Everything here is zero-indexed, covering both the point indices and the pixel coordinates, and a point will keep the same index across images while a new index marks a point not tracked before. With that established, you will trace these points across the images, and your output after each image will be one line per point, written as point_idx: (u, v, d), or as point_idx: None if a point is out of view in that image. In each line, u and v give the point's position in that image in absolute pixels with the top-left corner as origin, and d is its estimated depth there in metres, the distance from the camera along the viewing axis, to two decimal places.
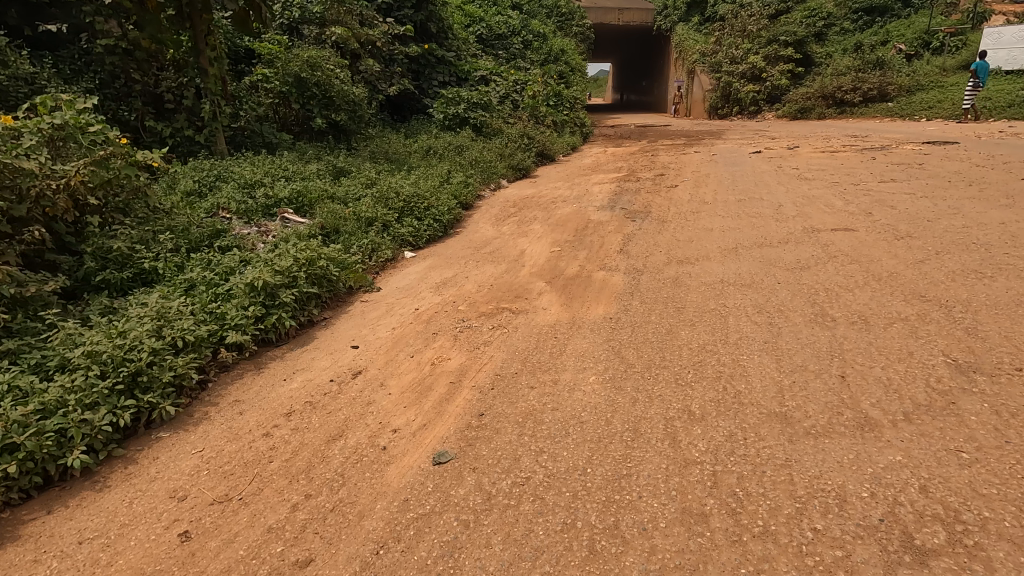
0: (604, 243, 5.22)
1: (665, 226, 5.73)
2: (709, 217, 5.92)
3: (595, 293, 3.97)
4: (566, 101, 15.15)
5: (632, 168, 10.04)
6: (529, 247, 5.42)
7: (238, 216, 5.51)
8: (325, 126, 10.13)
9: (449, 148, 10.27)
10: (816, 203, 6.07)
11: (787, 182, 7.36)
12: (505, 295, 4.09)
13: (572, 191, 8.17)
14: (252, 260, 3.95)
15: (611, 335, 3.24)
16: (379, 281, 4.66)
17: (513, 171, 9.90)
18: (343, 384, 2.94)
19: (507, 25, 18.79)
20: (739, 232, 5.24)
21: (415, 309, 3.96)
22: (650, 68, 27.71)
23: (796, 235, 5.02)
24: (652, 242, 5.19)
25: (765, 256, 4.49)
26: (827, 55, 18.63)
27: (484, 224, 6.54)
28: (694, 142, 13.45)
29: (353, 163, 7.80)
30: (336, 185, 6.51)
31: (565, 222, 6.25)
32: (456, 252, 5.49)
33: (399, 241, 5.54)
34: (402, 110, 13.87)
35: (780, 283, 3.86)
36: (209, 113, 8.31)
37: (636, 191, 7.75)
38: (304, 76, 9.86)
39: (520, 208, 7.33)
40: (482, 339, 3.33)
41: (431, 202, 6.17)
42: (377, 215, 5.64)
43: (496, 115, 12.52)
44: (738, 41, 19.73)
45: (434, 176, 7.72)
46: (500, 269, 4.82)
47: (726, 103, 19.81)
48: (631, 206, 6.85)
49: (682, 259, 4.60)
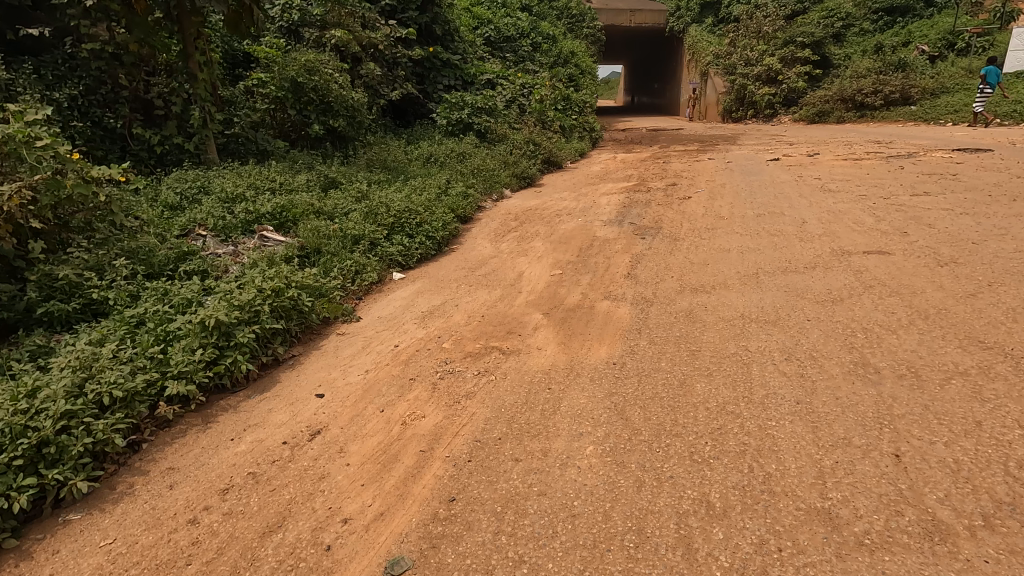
0: (610, 266, 4.76)
1: (677, 245, 5.25)
2: (726, 234, 5.43)
3: (597, 330, 3.51)
4: (575, 105, 14.69)
5: (643, 177, 9.55)
6: (529, 269, 4.97)
7: (215, 234, 5.13)
8: (322, 133, 9.77)
9: (451, 155, 9.86)
10: (843, 219, 5.56)
11: (810, 195, 6.84)
12: (496, 329, 3.63)
13: (578, 202, 7.72)
14: (213, 290, 3.54)
15: (614, 389, 2.77)
16: (360, 309, 4.23)
17: (518, 179, 9.45)
18: (297, 448, 2.50)
19: (516, 27, 18.36)
20: (760, 254, 4.75)
21: (394, 347, 3.52)
22: (662, 70, 27.16)
23: (823, 258, 4.52)
24: (663, 264, 4.72)
25: (790, 285, 4.00)
26: (846, 57, 18.00)
27: (482, 240, 6.09)
28: (708, 148, 12.93)
29: (347, 173, 7.40)
30: (324, 198, 6.10)
31: (569, 239, 5.80)
32: (449, 273, 5.05)
33: (387, 261, 5.11)
34: (406, 114, 13.50)
35: (810, 321, 3.37)
36: (198, 120, 7.99)
37: (646, 203, 7.27)
38: (301, 81, 9.49)
39: (522, 221, 6.88)
40: (465, 390, 2.88)
41: (424, 216, 5.73)
42: (363, 233, 5.21)
43: (502, 120, 12.09)
44: (753, 43, 19.14)
45: (432, 187, 7.29)
46: (495, 295, 4.37)
47: (741, 106, 19.22)
48: (641, 220, 6.37)
49: (697, 286, 4.12)
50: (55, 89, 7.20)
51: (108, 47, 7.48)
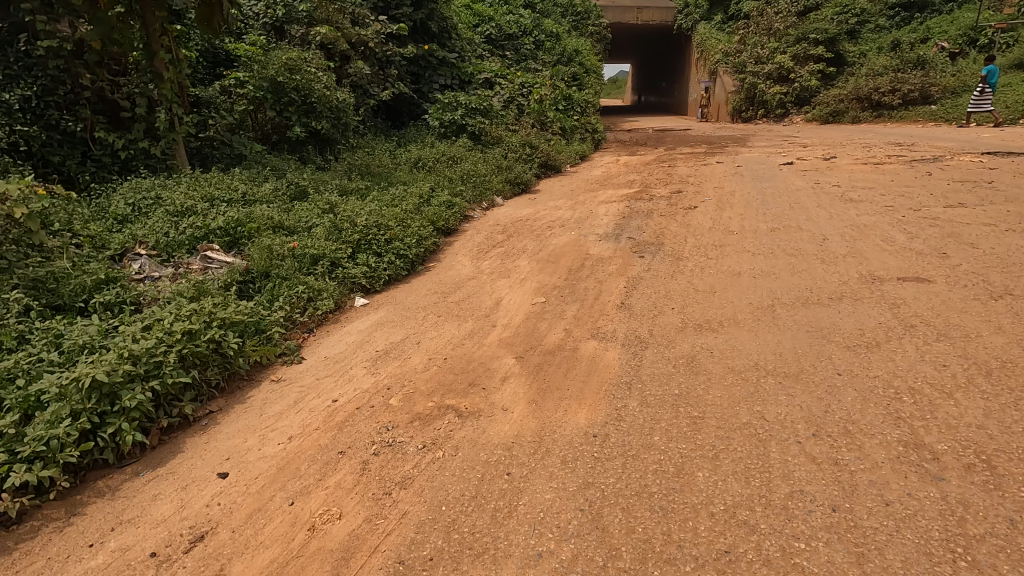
0: (603, 292, 4.13)
1: (680, 267, 4.61)
2: (737, 254, 4.78)
3: (578, 383, 2.87)
4: (577, 104, 14.01)
5: (646, 182, 8.90)
6: (509, 295, 4.34)
7: (156, 253, 4.55)
8: (304, 135, 9.20)
9: (441, 159, 9.26)
10: (869, 236, 4.89)
11: (829, 206, 6.16)
12: (457, 379, 3.00)
13: (574, 212, 7.10)
14: (114, 332, 2.95)
15: (591, 478, 2.14)
16: (306, 348, 3.63)
17: (511, 186, 8.82)
18: (165, 565, 1.91)
19: (518, 25, 17.75)
20: (777, 279, 4.10)
21: (331, 404, 2.89)
22: (670, 69, 26.40)
23: (850, 286, 3.86)
24: (665, 290, 4.08)
25: (814, 323, 3.35)
26: (861, 54, 17.22)
27: (462, 257, 5.48)
28: (717, 151, 12.22)
29: (322, 180, 6.82)
30: (288, 211, 5.51)
31: (558, 257, 5.16)
32: (419, 299, 4.43)
33: (350, 285, 4.50)
34: (401, 115, 12.98)
35: (842, 376, 2.71)
36: (165, 123, 7.47)
37: (647, 214, 6.62)
38: (281, 81, 8.93)
39: (510, 234, 6.25)
40: (400, 475, 2.26)
41: (395, 232, 5.11)
42: (322, 251, 4.61)
43: (498, 122, 11.46)
44: (763, 40, 18.38)
45: (413, 196, 6.68)
46: (465, 329, 3.74)
47: (751, 105, 18.46)
48: (640, 235, 5.73)
49: (702, 323, 3.47)
50: (7, 90, 6.67)
51: (67, 44, 6.95)
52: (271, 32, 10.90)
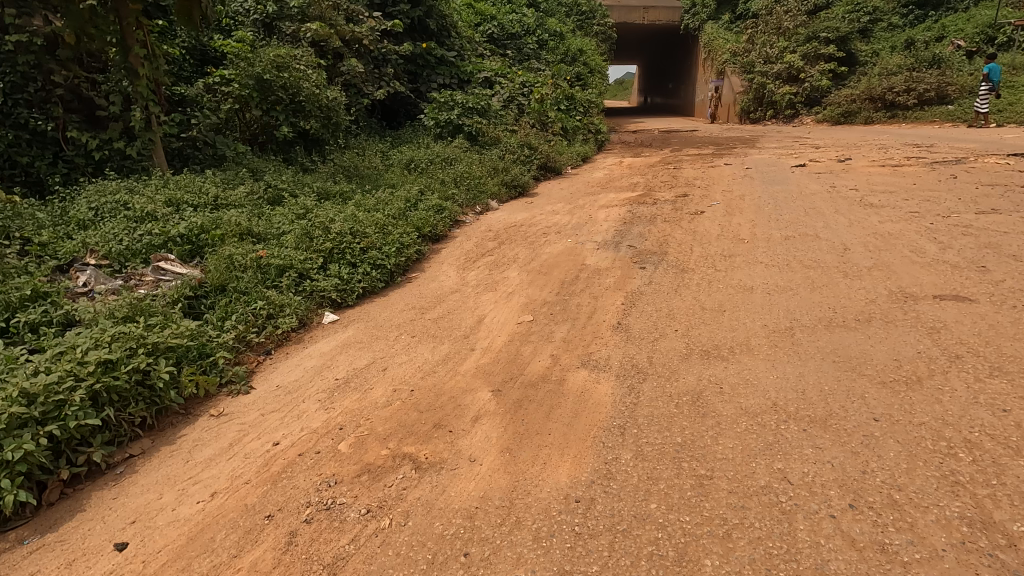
0: (599, 310, 3.67)
1: (685, 280, 4.15)
2: (750, 266, 4.31)
3: (562, 426, 2.41)
4: (580, 104, 13.55)
5: (650, 185, 8.43)
6: (493, 311, 3.89)
7: (106, 263, 4.13)
8: (291, 135, 8.79)
9: (435, 161, 8.84)
10: (896, 246, 4.41)
11: (848, 211, 5.67)
12: (421, 419, 2.55)
13: (572, 217, 6.65)
14: (20, 362, 2.53)
15: (571, 567, 1.69)
16: (258, 375, 3.19)
17: (507, 189, 8.37)
18: None
19: (521, 24, 17.33)
20: (795, 297, 3.63)
21: (271, 448, 2.45)
22: (677, 69, 25.89)
23: (879, 305, 3.39)
24: (668, 309, 3.61)
25: (841, 350, 2.88)
26: (874, 53, 16.67)
27: (448, 267, 5.04)
28: (725, 152, 11.73)
29: (304, 183, 6.40)
30: (260, 216, 5.08)
31: (551, 268, 4.72)
32: (393, 315, 3.99)
33: (319, 300, 4.07)
34: (398, 115, 12.63)
35: (881, 422, 2.25)
36: (141, 121, 7.06)
37: (649, 220, 6.16)
38: (268, 78, 8.50)
39: (502, 241, 5.81)
40: (333, 554, 1.82)
41: (373, 240, 4.68)
42: (289, 261, 4.17)
43: (496, 122, 11.01)
44: (773, 39, 17.84)
45: (399, 200, 6.25)
46: (440, 353, 3.29)
47: (759, 106, 17.93)
48: (642, 243, 5.27)
49: (710, 349, 3.01)
50: None
51: (37, 39, 6.56)
52: (261, 28, 10.50)
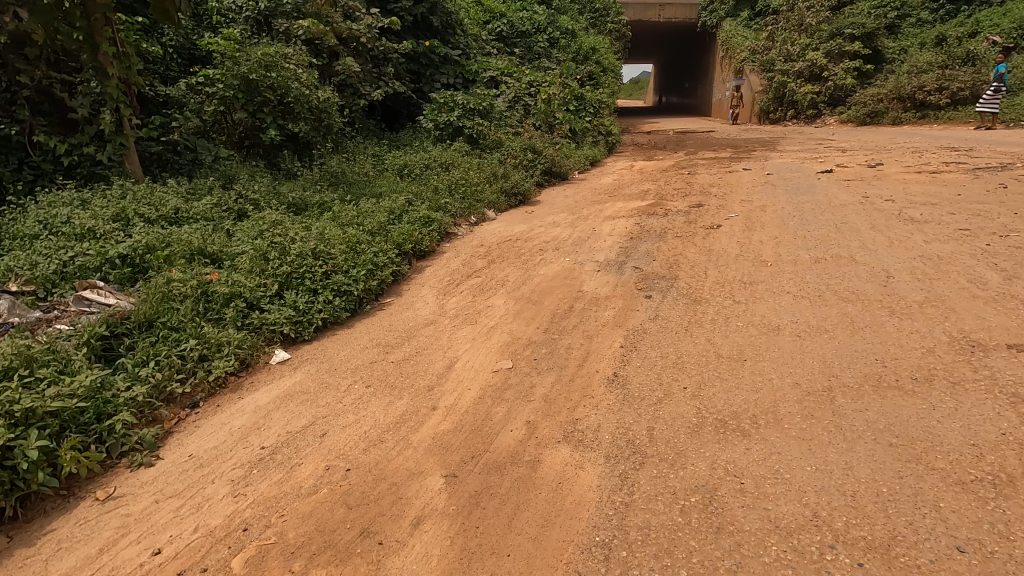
0: (592, 356, 3.06)
1: (696, 316, 3.51)
2: (776, 298, 3.66)
3: (526, 542, 1.81)
4: (590, 105, 12.89)
5: (661, 193, 7.78)
6: (468, 352, 3.29)
7: (30, 289, 3.61)
8: (278, 138, 8.29)
9: (431, 166, 8.28)
10: (949, 274, 3.74)
11: (886, 228, 4.98)
12: (347, 520, 1.97)
13: (573, 231, 6.04)
14: None
15: None
16: (173, 439, 2.64)
17: (506, 198, 7.76)
18: None
19: (531, 22, 16.73)
20: (833, 341, 2.98)
21: (148, 559, 1.90)
22: (693, 68, 25.10)
23: (940, 358, 2.73)
24: (677, 355, 2.98)
25: (899, 426, 2.23)
26: (902, 50, 15.79)
27: (427, 291, 4.46)
28: (743, 155, 11.00)
29: (280, 193, 5.87)
30: (219, 233, 4.54)
31: (543, 294, 4.11)
32: (353, 354, 3.41)
33: (268, 335, 3.51)
34: (400, 116, 12.10)
35: (968, 556, 1.61)
36: (110, 124, 6.51)
37: (659, 235, 5.51)
38: (254, 78, 7.96)
39: (492, 260, 5.21)
40: None
41: (339, 261, 4.11)
42: (236, 289, 3.62)
43: (498, 124, 10.40)
44: (794, 36, 17.00)
45: (382, 212, 5.68)
46: (394, 412, 2.70)
47: (779, 106, 17.05)
48: (649, 264, 4.64)
49: (727, 419, 2.38)
50: None
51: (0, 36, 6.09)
52: (254, 26, 10.05)
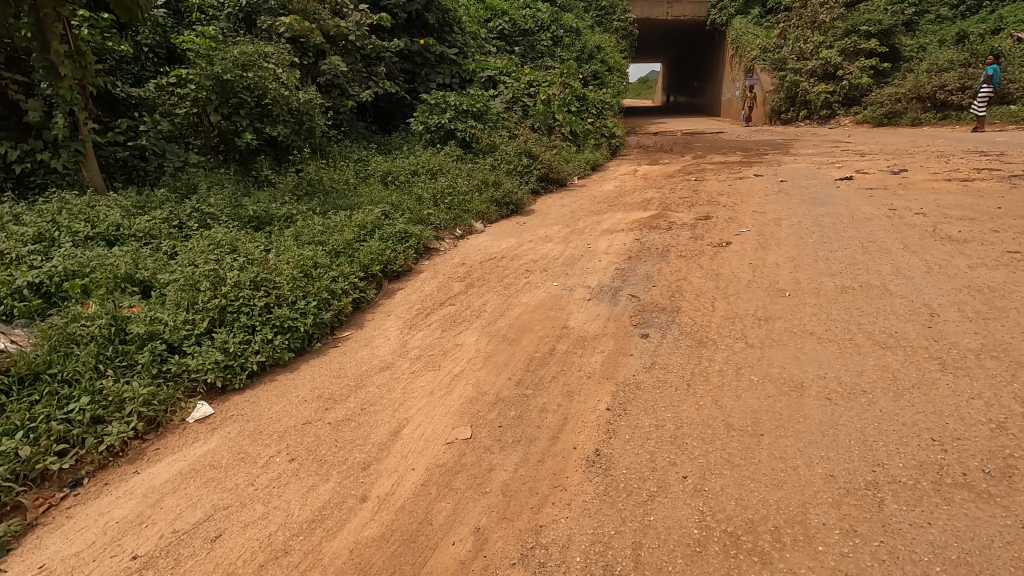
0: (571, 422, 2.47)
1: (702, 365, 2.90)
2: (799, 342, 3.04)
3: None
4: (593, 105, 12.24)
5: (665, 202, 7.16)
6: (421, 412, 2.70)
7: None
8: (254, 143, 7.75)
9: (417, 173, 7.71)
10: (1007, 314, 3.11)
11: (921, 249, 4.34)
12: None
13: (566, 247, 5.45)
14: None
15: None
16: (31, 541, 2.09)
17: (497, 207, 7.16)
18: None
19: (535, 19, 16.11)
20: (873, 409, 2.36)
21: None
22: (702, 66, 24.33)
23: (1017, 438, 2.11)
24: (676, 424, 2.38)
25: (980, 557, 1.62)
26: (920, 48, 15.06)
27: (391, 324, 3.88)
28: (754, 160, 10.33)
29: (243, 205, 5.32)
30: (156, 255, 4.00)
31: (522, 330, 3.52)
32: (287, 411, 2.84)
33: (189, 386, 2.96)
34: (393, 118, 11.55)
35: None
36: (63, 129, 5.95)
37: (660, 254, 4.91)
38: (229, 79, 7.43)
39: (471, 282, 4.63)
40: None
41: (284, 292, 3.53)
42: (154, 330, 3.07)
43: (493, 127, 9.79)
44: (807, 34, 16.25)
45: (352, 227, 5.11)
46: (313, 504, 2.13)
47: (792, 106, 16.43)
48: (647, 291, 4.04)
49: (741, 534, 1.78)
50: None
51: None
52: (237, 23, 9.50)
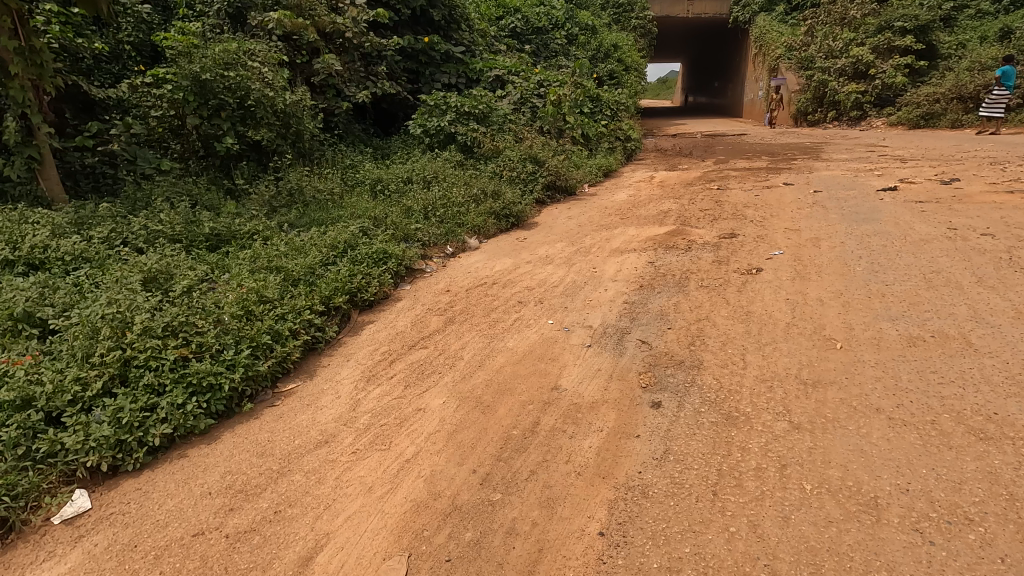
0: (548, 562, 1.77)
1: (733, 461, 2.16)
2: (865, 426, 2.29)
3: None
4: (607, 106, 11.44)
5: (684, 215, 6.38)
6: (350, 524, 2.01)
7: None
8: (235, 147, 7.16)
9: (409, 182, 7.04)
10: None
11: (1000, 285, 3.54)
12: None
13: (569, 272, 4.71)
14: None
15: None
16: None
17: (496, 220, 6.41)
18: None
19: (548, 17, 15.40)
20: (991, 561, 1.62)
21: None
22: (724, 66, 23.35)
23: None
24: (700, 574, 1.66)
25: None
26: (959, 45, 14.02)
27: (347, 374, 3.19)
28: (783, 166, 9.47)
29: (200, 221, 4.70)
30: (74, 285, 3.37)
31: (503, 390, 2.81)
32: (181, 510, 2.17)
33: (64, 471, 2.31)
34: (396, 119, 10.87)
35: None
36: (14, 134, 5.34)
37: (678, 283, 4.15)
38: (208, 78, 6.84)
39: (453, 316, 3.93)
40: None
41: (208, 339, 2.86)
42: (30, 394, 2.43)
43: (497, 130, 9.08)
44: (836, 31, 15.24)
45: (321, 247, 4.45)
46: None
47: (819, 107, 15.36)
48: (662, 335, 3.30)
49: None
50: None
51: None
52: (227, 20, 8.90)
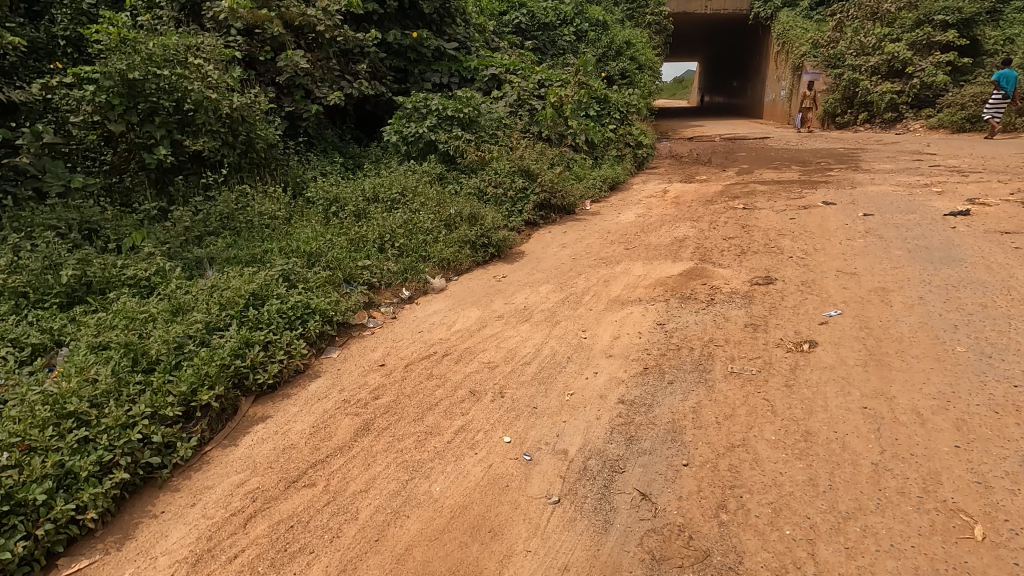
0: None
1: None
2: None
3: None
4: (616, 108, 10.18)
5: (704, 246, 5.13)
6: None
7: None
8: (171, 159, 6.04)
9: (370, 201, 5.90)
10: None
11: None
12: None
13: (551, 336, 3.50)
14: None
15: None
16: None
17: (471, 251, 5.21)
18: None
19: (556, 12, 14.13)
20: None
21: None
22: (744, 65, 21.98)
23: None
24: None
25: None
26: (1007, 41, 12.58)
27: (177, 545, 2.03)
28: (817, 177, 8.17)
29: (65, 264, 3.58)
30: None
31: None
32: None
33: None
34: (381, 123, 9.69)
35: None
36: None
37: (698, 366, 2.92)
38: (137, 77, 5.70)
39: (372, 416, 2.73)
40: None
41: None
42: None
43: (485, 137, 7.89)
44: (867, 25, 13.83)
45: (211, 303, 3.27)
46: None
47: (849, 107, 13.87)
48: (674, 484, 2.08)
49: None
50: None
51: None
52: (180, 10, 7.78)
